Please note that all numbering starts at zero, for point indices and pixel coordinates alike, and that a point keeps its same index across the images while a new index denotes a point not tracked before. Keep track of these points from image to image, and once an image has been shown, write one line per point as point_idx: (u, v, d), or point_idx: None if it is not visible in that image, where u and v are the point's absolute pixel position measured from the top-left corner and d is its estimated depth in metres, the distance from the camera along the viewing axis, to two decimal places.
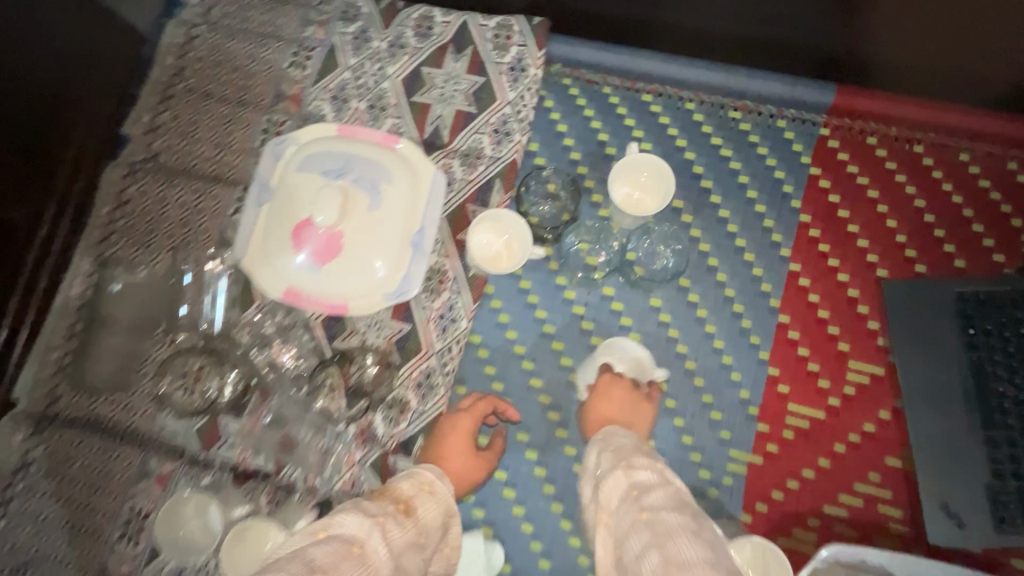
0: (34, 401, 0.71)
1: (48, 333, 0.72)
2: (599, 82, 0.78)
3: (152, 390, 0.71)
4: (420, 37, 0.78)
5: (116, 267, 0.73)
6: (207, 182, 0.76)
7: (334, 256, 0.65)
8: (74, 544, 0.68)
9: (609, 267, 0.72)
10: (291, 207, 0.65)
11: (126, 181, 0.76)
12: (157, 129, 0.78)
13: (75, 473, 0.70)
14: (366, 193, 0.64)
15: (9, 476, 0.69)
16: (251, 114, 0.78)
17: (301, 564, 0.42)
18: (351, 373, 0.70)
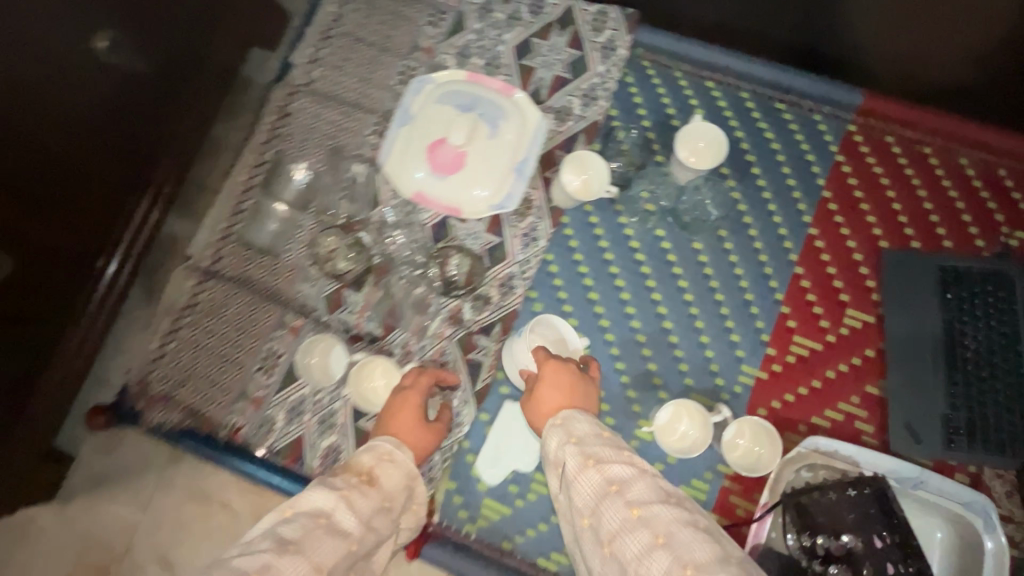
0: (205, 257, 0.91)
1: (221, 208, 0.93)
2: (673, 66, 0.95)
3: (295, 261, 0.90)
4: (533, 13, 0.97)
5: (276, 164, 0.93)
6: (351, 108, 0.95)
7: (457, 170, 0.84)
8: (224, 369, 0.88)
9: (663, 214, 0.90)
10: (429, 129, 0.85)
11: (290, 99, 0.95)
12: (317, 61, 0.97)
13: (228, 316, 0.89)
14: (488, 125, 0.84)
15: (180, 310, 0.90)
16: (391, 59, 0.97)
17: (273, 542, 0.56)
18: (449, 268, 0.89)
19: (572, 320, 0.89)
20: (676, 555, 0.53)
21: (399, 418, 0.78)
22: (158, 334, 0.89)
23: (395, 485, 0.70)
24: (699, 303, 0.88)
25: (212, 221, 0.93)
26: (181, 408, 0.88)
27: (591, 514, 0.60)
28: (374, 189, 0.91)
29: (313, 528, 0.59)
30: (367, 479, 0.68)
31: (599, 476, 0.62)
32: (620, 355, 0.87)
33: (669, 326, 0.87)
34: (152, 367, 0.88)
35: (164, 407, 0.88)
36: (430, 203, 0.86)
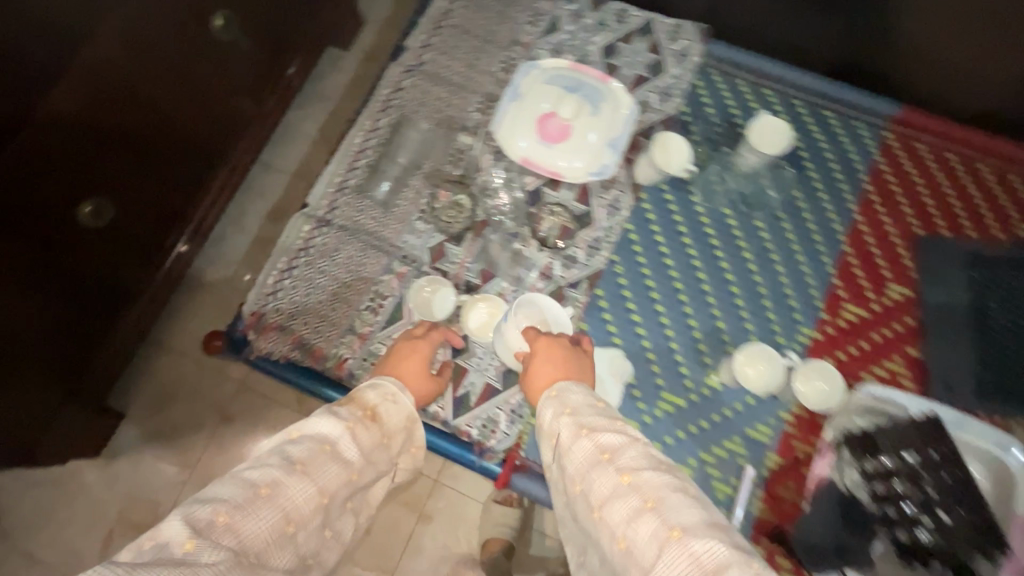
0: (321, 205, 1.00)
1: (335, 165, 1.02)
2: (736, 75, 1.11)
3: (402, 215, 1.00)
4: (619, 22, 1.13)
5: (390, 131, 1.05)
6: (457, 88, 1.07)
7: (564, 139, 0.98)
8: (334, 307, 0.96)
9: (730, 197, 1.03)
10: (538, 105, 1.00)
11: (404, 76, 1.07)
12: (428, 46, 1.10)
13: (339, 260, 0.98)
14: (592, 104, 1.00)
15: (296, 251, 0.98)
16: (494, 49, 1.10)
17: (280, 459, 0.61)
18: (539, 232, 0.99)
19: (648, 281, 0.99)
20: (663, 519, 0.54)
21: (402, 362, 0.82)
22: (274, 270, 0.97)
23: (397, 424, 0.74)
24: (761, 271, 1.00)
25: (326, 176, 1.02)
26: (291, 339, 0.95)
27: (582, 483, 0.61)
28: (475, 158, 1.03)
29: (318, 453, 0.64)
30: (369, 415, 0.72)
31: (591, 445, 0.63)
32: (692, 313, 0.98)
33: (735, 289, 0.99)
34: (266, 300, 0.96)
35: (275, 338, 0.95)
36: (539, 167, 0.98)
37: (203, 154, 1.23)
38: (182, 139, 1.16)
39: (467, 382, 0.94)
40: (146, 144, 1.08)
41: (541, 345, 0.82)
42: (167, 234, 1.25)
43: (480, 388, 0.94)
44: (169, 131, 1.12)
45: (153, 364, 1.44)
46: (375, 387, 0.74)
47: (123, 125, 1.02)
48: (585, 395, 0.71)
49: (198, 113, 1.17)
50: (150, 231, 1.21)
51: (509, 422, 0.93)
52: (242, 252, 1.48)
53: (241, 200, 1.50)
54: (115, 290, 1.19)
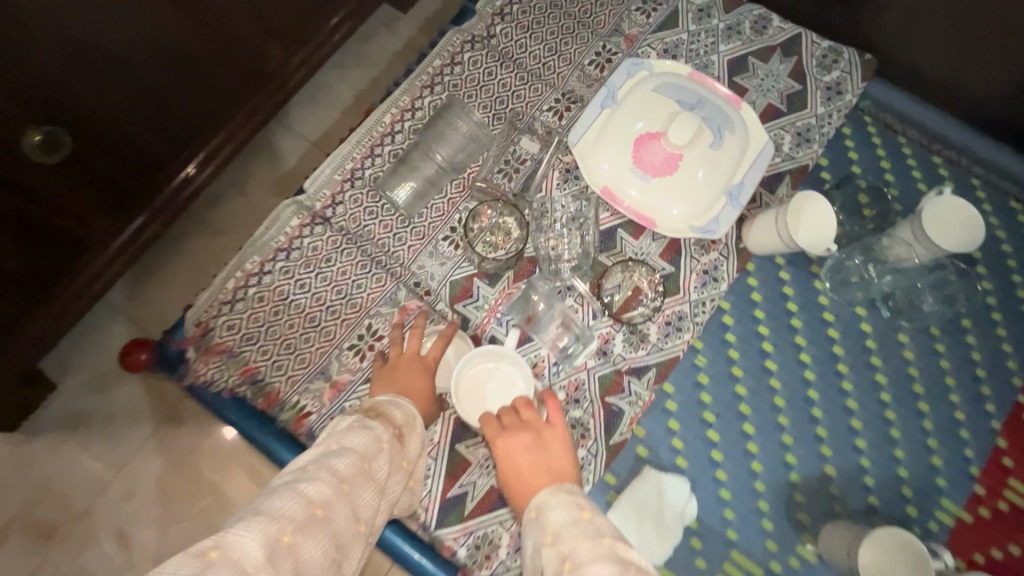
0: (320, 196, 0.75)
1: (351, 145, 0.76)
2: (899, 130, 0.82)
3: (425, 231, 0.74)
4: (756, 31, 0.84)
5: (432, 115, 0.78)
6: (531, 76, 0.81)
7: (668, 173, 0.72)
8: (310, 337, 0.70)
9: (870, 295, 0.75)
10: (636, 122, 0.74)
11: (465, 47, 0.81)
12: (504, 15, 0.83)
13: (328, 274, 0.72)
14: (713, 132, 0.73)
15: (275, 251, 0.73)
16: (588, 36, 0.83)
17: (328, 474, 0.46)
18: (604, 292, 0.73)
19: (740, 390, 0.72)
20: None
21: (407, 378, 0.62)
22: (240, 273, 0.72)
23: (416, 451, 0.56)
24: (897, 407, 0.72)
25: (335, 159, 0.76)
26: (242, 370, 0.70)
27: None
28: (537, 173, 0.77)
29: (361, 471, 0.48)
30: (398, 437, 0.54)
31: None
32: (793, 445, 0.70)
33: (856, 426, 0.71)
34: (221, 311, 0.71)
35: (221, 364, 0.70)
36: (625, 204, 0.72)
37: (200, 57, 0.85)
38: (157, 36, 0.77)
39: (467, 479, 0.68)
40: (93, 45, 0.72)
41: (499, 452, 0.58)
42: (150, 191, 0.93)
43: (483, 492, 0.68)
44: (128, 22, 0.73)
45: (83, 341, 1.12)
46: (395, 407, 0.56)
47: (19, 4, 0.63)
48: (568, 505, 0.49)
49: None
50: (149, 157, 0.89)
51: (513, 551, 0.66)
52: (230, 222, 1.18)
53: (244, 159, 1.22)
54: (55, 245, 0.85)
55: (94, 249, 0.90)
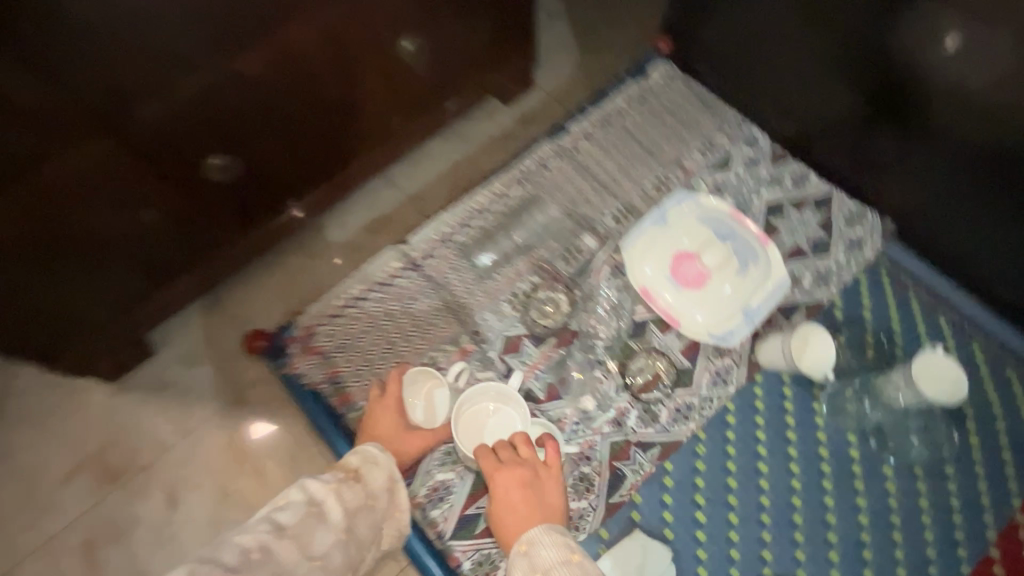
0: (418, 248, 0.94)
1: (450, 213, 0.96)
2: (911, 288, 0.95)
3: (492, 292, 0.92)
4: (794, 183, 1.01)
5: (516, 202, 0.98)
6: (600, 186, 1.00)
7: (696, 288, 0.88)
8: (385, 357, 0.88)
9: (861, 425, 0.85)
10: (679, 241, 0.91)
11: (552, 154, 1.01)
12: (589, 134, 1.03)
13: (411, 310, 0.91)
14: (739, 263, 0.89)
15: (374, 284, 0.92)
16: (653, 163, 1.02)
17: (272, 524, 0.64)
18: (628, 370, 0.87)
19: (730, 482, 0.82)
20: None
21: (381, 423, 0.80)
22: (344, 295, 0.91)
23: (380, 484, 0.73)
24: (873, 531, 0.80)
25: (435, 221, 0.96)
26: (328, 371, 0.88)
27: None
28: (590, 264, 0.94)
29: (305, 515, 0.66)
30: (352, 476, 0.72)
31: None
32: (770, 542, 0.80)
33: (831, 539, 0.80)
34: (323, 322, 0.89)
35: (314, 364, 0.88)
36: (658, 303, 0.88)
37: (337, 115, 1.13)
38: (312, 96, 1.05)
39: (483, 503, 0.80)
40: (270, 102, 1.00)
41: (500, 480, 0.72)
42: (277, 206, 1.20)
43: None
44: (295, 86, 1.01)
45: (187, 321, 1.34)
46: (354, 454, 0.75)
47: (239, 73, 0.92)
48: (557, 545, 0.64)
49: (330, 58, 1.02)
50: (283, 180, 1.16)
51: None
52: (327, 248, 1.41)
53: (349, 200, 1.46)
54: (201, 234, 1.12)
55: (225, 243, 1.17)
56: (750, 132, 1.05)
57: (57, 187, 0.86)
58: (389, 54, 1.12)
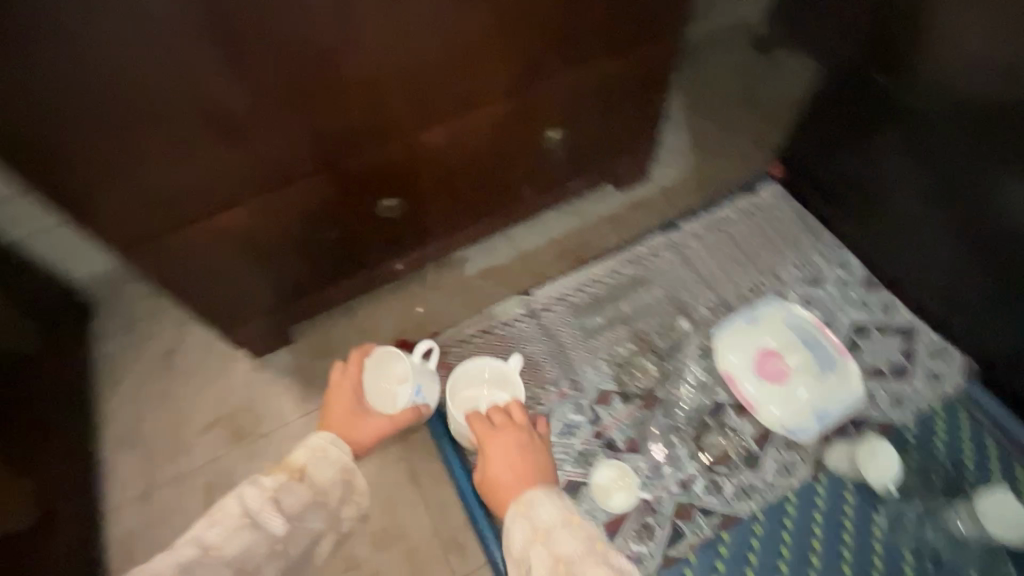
0: (539, 303, 1.14)
1: (569, 279, 1.15)
2: (989, 429, 1.00)
3: (593, 351, 1.09)
4: (883, 309, 1.11)
5: (624, 279, 1.16)
6: (699, 280, 1.16)
7: (775, 382, 1.00)
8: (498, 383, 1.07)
9: (915, 546, 0.92)
10: (766, 338, 1.03)
11: (662, 245, 1.19)
12: (697, 234, 1.20)
13: (526, 351, 1.09)
14: (820, 369, 1.00)
15: (500, 323, 1.12)
16: (750, 270, 1.17)
17: (204, 542, 0.77)
18: (702, 445, 0.99)
19: (781, 567, 0.90)
20: None
21: (340, 413, 0.95)
22: (475, 326, 1.13)
23: (328, 477, 0.87)
24: None
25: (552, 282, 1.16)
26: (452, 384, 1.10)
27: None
28: (681, 343, 1.09)
29: (234, 530, 0.78)
30: (296, 476, 0.84)
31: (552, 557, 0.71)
32: None
33: None
34: (456, 343, 1.12)
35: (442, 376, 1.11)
36: (738, 390, 1.01)
37: (480, 175, 1.44)
38: (468, 160, 1.36)
39: None
40: (439, 160, 1.31)
41: (497, 441, 0.87)
42: (416, 234, 1.51)
43: None
44: (459, 151, 1.32)
45: (326, 321, 1.66)
46: (303, 451, 0.88)
47: (426, 140, 1.24)
48: (554, 508, 0.77)
49: (488, 142, 1.34)
50: (422, 222, 1.48)
51: None
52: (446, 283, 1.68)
53: (473, 247, 1.73)
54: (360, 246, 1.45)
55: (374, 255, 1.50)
56: (844, 257, 1.17)
57: (281, 205, 1.18)
58: (534, 142, 1.43)
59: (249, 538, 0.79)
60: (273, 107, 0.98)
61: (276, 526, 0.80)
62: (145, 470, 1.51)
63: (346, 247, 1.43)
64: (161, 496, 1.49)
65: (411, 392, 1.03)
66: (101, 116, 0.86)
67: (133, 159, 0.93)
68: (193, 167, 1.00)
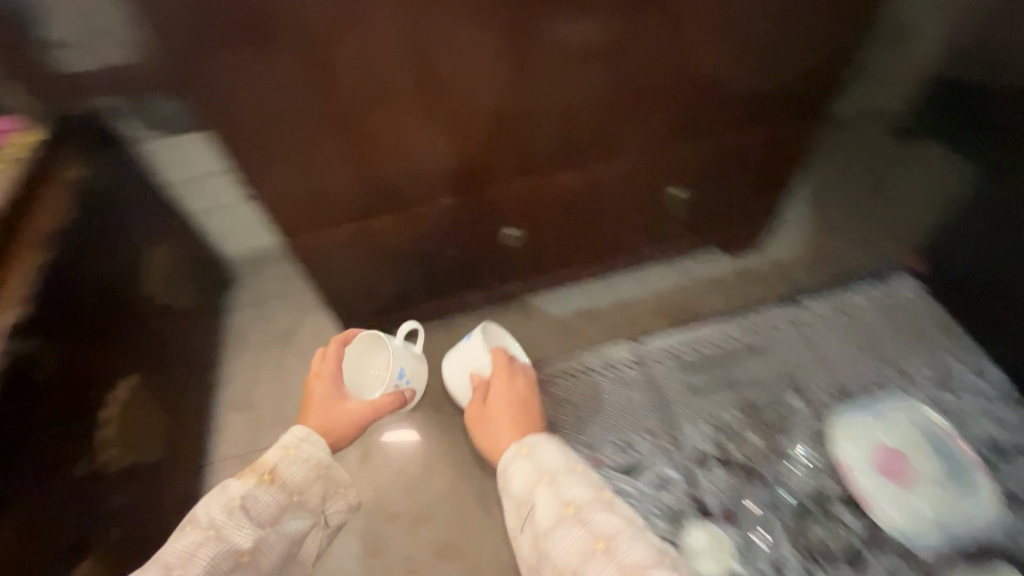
0: (658, 355, 1.52)
1: (683, 347, 1.55)
2: None
3: (696, 412, 1.45)
4: None
5: (727, 356, 1.53)
6: (784, 374, 1.50)
7: (899, 476, 1.34)
8: (619, 417, 1.46)
9: None
10: (908, 446, 1.37)
11: (763, 329, 1.57)
12: (793, 328, 1.57)
13: (640, 394, 1.47)
14: (943, 473, 1.34)
15: (623, 361, 1.52)
16: (824, 372, 1.50)
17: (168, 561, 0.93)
18: (805, 531, 1.31)
19: None
20: (592, 533, 1.03)
21: (319, 401, 1.25)
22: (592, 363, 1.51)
23: (300, 474, 1.11)
24: None
25: (669, 350, 1.56)
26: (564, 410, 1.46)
27: (549, 533, 1.08)
28: None
29: (203, 539, 0.96)
30: (266, 478, 1.06)
31: (561, 500, 1.10)
32: None
33: None
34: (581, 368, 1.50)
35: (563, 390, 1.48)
36: (851, 481, 1.34)
37: (593, 212, 1.50)
38: (581, 193, 1.44)
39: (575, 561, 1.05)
40: (554, 189, 1.41)
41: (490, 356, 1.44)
42: (524, 262, 1.60)
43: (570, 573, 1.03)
44: (574, 182, 1.40)
45: (425, 329, 1.71)
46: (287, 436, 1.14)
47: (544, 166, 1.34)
48: (557, 454, 1.19)
49: (602, 178, 1.41)
50: (529, 253, 1.57)
51: None
52: (536, 318, 1.71)
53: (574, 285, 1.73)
54: (469, 265, 1.55)
55: (479, 275, 1.59)
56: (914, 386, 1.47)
57: (410, 209, 1.34)
58: (652, 198, 1.51)
59: (218, 550, 0.96)
60: (433, 126, 1.18)
61: (258, 532, 1.02)
62: (249, 435, 1.67)
63: (460, 264, 1.54)
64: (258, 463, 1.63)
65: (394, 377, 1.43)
66: (304, 104, 1.07)
67: (314, 146, 1.15)
68: (354, 161, 1.20)
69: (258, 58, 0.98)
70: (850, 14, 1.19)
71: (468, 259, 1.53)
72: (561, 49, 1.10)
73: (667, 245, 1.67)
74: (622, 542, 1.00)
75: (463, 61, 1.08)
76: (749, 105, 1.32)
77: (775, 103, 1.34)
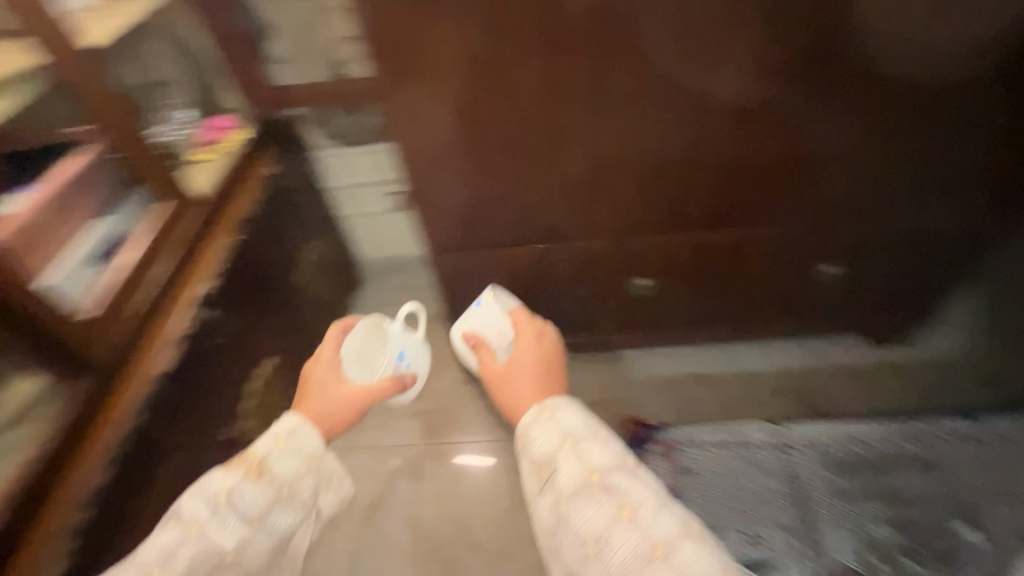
0: (803, 443, 1.47)
1: (832, 439, 1.47)
2: None
3: (841, 514, 1.36)
4: None
5: (882, 460, 1.43)
6: (950, 495, 1.37)
7: None
8: (755, 499, 1.40)
9: None
10: None
11: (927, 443, 1.44)
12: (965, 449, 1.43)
13: (778, 480, 1.42)
14: None
15: (764, 443, 1.48)
16: (1002, 505, 1.35)
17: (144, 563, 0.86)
18: None
19: None
20: (617, 502, 0.90)
21: (311, 391, 1.20)
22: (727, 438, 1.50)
23: (289, 466, 1.05)
24: None
25: (814, 441, 1.48)
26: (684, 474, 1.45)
27: (570, 497, 0.95)
28: None
29: (184, 537, 0.89)
30: (253, 471, 1.00)
31: (585, 468, 0.97)
32: None
33: None
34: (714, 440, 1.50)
35: (694, 457, 1.48)
36: None
37: (730, 282, 1.45)
38: (718, 260, 1.40)
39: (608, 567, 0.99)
40: (689, 253, 1.39)
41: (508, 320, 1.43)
42: (651, 324, 1.58)
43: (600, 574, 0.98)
44: (710, 249, 1.38)
45: None
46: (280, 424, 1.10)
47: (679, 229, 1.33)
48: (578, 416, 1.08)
49: (740, 248, 1.37)
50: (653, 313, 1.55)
51: None
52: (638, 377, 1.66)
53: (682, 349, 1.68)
54: (590, 317, 1.57)
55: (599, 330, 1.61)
56: None
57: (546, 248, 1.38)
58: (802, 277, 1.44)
59: (195, 548, 0.90)
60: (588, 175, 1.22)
61: (242, 529, 0.96)
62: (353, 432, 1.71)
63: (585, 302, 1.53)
64: (360, 462, 1.65)
65: (394, 361, 1.31)
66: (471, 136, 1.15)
67: (476, 176, 1.23)
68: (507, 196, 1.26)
69: (433, 91, 1.07)
70: (993, 66, 1.02)
71: (592, 312, 1.55)
72: (715, 114, 1.12)
73: (823, 328, 1.57)
74: (650, 512, 0.88)
75: (627, 115, 1.11)
76: (927, 187, 1.22)
77: (946, 188, 1.22)
